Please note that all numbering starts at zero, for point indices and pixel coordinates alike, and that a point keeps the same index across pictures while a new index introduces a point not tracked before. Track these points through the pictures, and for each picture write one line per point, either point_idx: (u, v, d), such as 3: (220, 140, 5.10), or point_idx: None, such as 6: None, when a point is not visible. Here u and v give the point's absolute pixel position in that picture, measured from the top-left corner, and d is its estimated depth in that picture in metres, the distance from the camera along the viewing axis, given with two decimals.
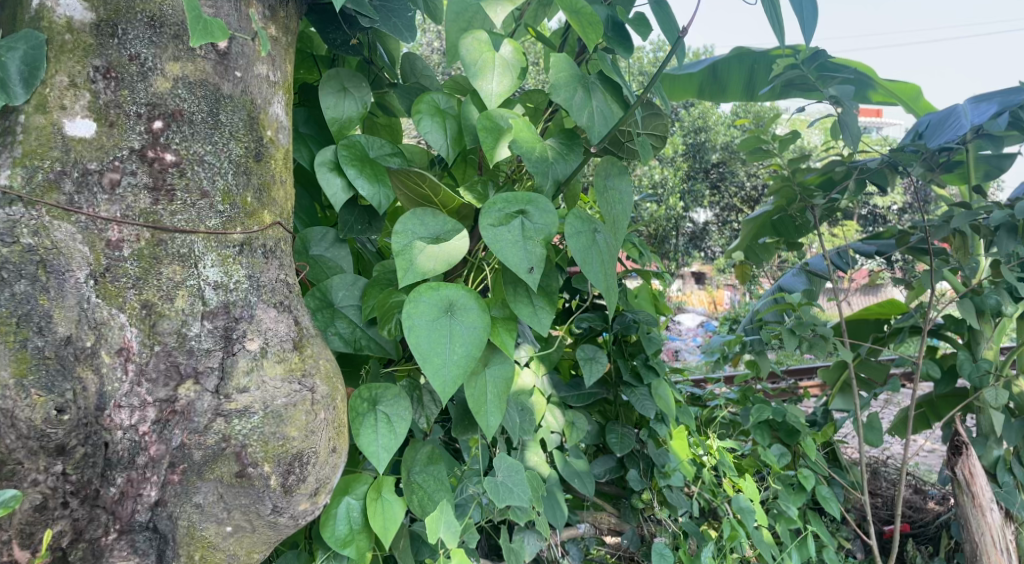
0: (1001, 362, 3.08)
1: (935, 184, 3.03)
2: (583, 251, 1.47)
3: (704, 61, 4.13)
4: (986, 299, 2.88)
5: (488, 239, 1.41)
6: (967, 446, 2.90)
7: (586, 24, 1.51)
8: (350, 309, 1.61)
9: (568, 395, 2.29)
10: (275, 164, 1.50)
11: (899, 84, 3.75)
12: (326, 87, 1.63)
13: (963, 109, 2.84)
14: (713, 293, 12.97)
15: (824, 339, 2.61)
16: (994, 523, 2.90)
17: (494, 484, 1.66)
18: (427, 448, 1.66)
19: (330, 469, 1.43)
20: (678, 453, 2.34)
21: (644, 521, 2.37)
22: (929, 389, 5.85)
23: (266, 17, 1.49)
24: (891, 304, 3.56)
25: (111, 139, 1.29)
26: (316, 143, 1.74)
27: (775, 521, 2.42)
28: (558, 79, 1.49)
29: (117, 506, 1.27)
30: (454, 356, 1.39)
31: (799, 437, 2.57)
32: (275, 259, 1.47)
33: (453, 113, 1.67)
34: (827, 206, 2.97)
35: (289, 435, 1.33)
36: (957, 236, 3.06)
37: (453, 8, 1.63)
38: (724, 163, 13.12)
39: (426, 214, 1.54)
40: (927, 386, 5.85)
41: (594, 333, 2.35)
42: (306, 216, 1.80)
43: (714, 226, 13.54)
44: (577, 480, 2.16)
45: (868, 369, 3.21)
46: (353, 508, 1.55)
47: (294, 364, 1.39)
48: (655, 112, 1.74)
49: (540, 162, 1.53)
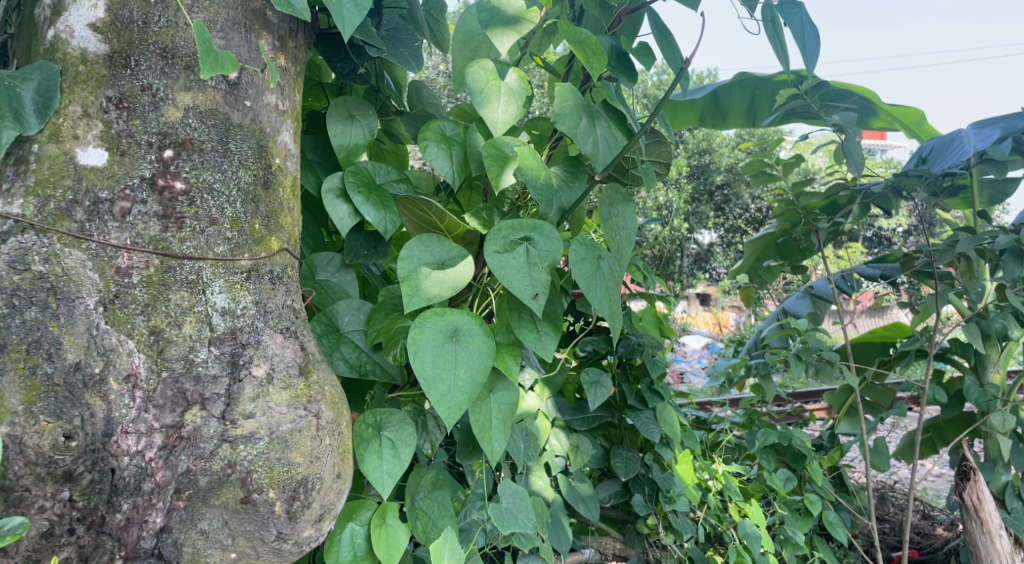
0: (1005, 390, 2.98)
1: (940, 209, 3.02)
2: (587, 277, 1.48)
3: (706, 87, 4.15)
4: (991, 324, 2.90)
5: (493, 265, 1.43)
6: (976, 471, 2.87)
7: (590, 54, 1.51)
8: (356, 333, 1.62)
9: (572, 418, 2.27)
10: (284, 192, 1.52)
11: (901, 108, 3.75)
12: (333, 114, 1.65)
13: (967, 134, 2.85)
14: (719, 315, 12.76)
15: (831, 365, 2.55)
16: (1003, 551, 2.85)
17: (499, 510, 1.64)
18: (431, 473, 1.65)
19: (335, 495, 1.42)
20: (682, 477, 2.34)
21: (649, 547, 2.34)
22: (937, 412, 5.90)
23: (276, 48, 1.51)
24: (897, 328, 3.54)
25: (123, 168, 1.32)
26: (323, 169, 1.75)
27: (781, 547, 2.38)
28: (563, 108, 1.51)
29: (123, 532, 1.27)
30: (459, 382, 1.40)
31: (805, 462, 2.53)
32: (282, 285, 1.48)
33: (460, 140, 1.68)
34: (830, 229, 3.00)
35: (294, 461, 1.34)
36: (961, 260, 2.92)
37: (459, 35, 1.67)
38: (729, 185, 13.27)
39: (431, 239, 1.55)
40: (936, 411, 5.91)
41: (598, 356, 2.36)
42: (313, 241, 1.80)
43: (719, 246, 13.60)
44: (581, 505, 2.13)
45: (873, 393, 3.16)
46: (357, 534, 1.54)
47: (300, 390, 1.39)
48: (658, 139, 1.71)
49: (545, 189, 1.54)
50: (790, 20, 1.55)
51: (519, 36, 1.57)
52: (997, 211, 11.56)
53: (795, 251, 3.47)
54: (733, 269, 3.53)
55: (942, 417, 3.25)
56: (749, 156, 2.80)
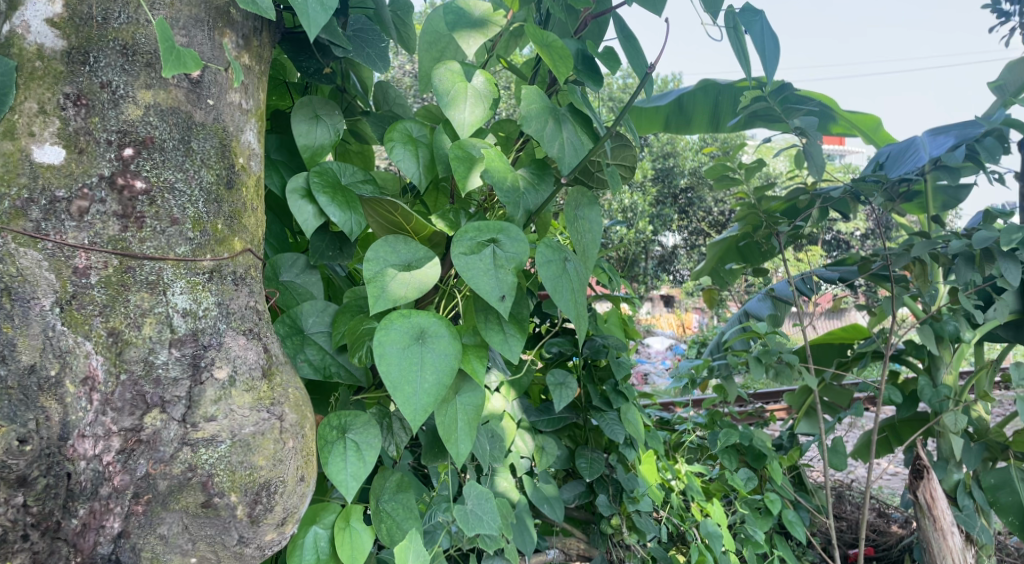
0: (957, 390, 3.08)
1: (896, 213, 3.11)
2: (553, 278, 1.50)
3: (671, 92, 4.19)
4: (945, 326, 2.98)
5: (460, 267, 1.44)
6: (928, 470, 2.95)
7: (556, 57, 1.53)
8: (320, 335, 1.61)
9: (538, 420, 2.30)
10: (247, 192, 1.50)
11: (859, 115, 3.85)
12: (297, 114, 1.63)
13: (922, 141, 2.93)
14: (682, 316, 12.93)
15: (790, 366, 2.61)
16: (955, 547, 2.93)
17: (464, 512, 1.63)
18: (396, 475, 1.65)
19: (297, 499, 1.41)
20: (646, 477, 2.35)
21: (613, 546, 2.35)
22: (889, 413, 6.07)
23: (240, 46, 1.49)
24: (854, 329, 3.62)
25: (81, 166, 1.29)
26: (287, 169, 1.73)
27: (742, 545, 2.42)
28: (530, 111, 1.52)
29: (79, 538, 1.24)
30: (425, 384, 1.40)
31: (766, 461, 2.58)
32: (245, 286, 1.46)
33: (426, 141, 1.68)
34: (792, 233, 3.04)
35: (256, 464, 1.33)
36: (917, 263, 2.96)
37: (426, 34, 1.65)
38: (692, 188, 13.45)
39: (397, 241, 1.56)
40: (888, 412, 6.08)
41: (564, 357, 2.38)
42: (277, 242, 1.79)
43: (682, 248, 13.79)
44: (546, 506, 2.19)
45: (832, 394, 3.24)
46: (321, 537, 1.53)
47: (263, 393, 1.38)
48: (623, 142, 1.74)
49: (512, 191, 1.55)
50: (751, 28, 1.57)
51: (486, 38, 1.60)
52: (949, 216, 11.91)
53: (756, 254, 3.54)
54: (696, 272, 3.57)
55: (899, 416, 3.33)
56: (712, 160, 2.84)
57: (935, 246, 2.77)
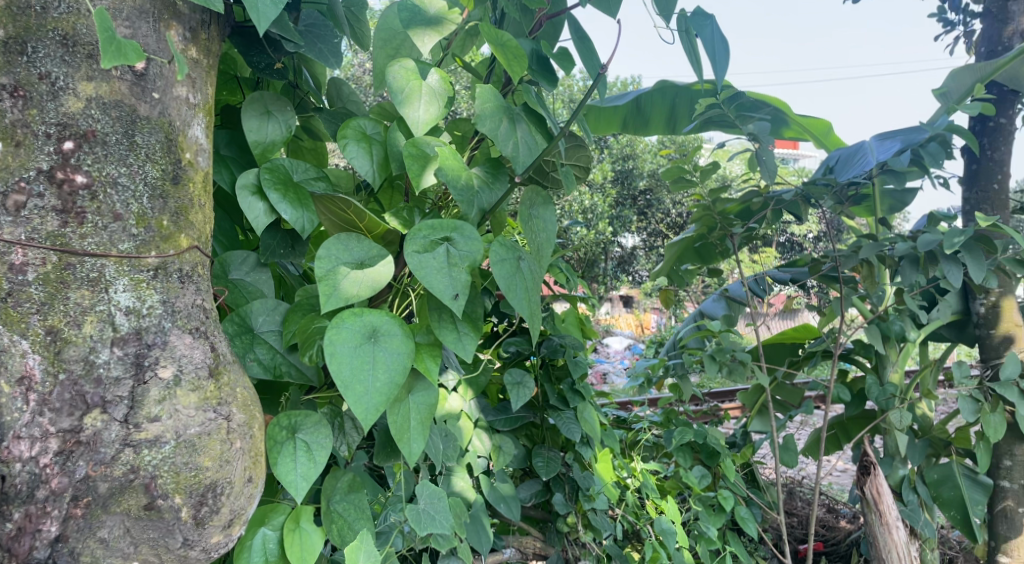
0: (903, 389, 3.16)
1: (845, 216, 3.19)
2: (507, 276, 1.51)
3: (629, 93, 4.22)
4: (892, 326, 3.07)
5: (413, 265, 1.43)
6: (875, 466, 3.04)
7: (511, 56, 1.54)
8: (270, 335, 1.59)
9: (495, 419, 2.30)
10: (194, 187, 1.47)
11: (811, 119, 3.93)
12: (247, 109, 1.61)
13: (870, 146, 3.02)
14: (641, 317, 13.09)
15: (743, 365, 2.63)
16: (901, 542, 2.99)
17: (416, 512, 1.61)
18: (347, 476, 1.64)
19: (245, 500, 1.39)
20: (602, 476, 2.38)
21: (569, 545, 2.36)
22: (837, 411, 6.23)
23: (187, 39, 1.46)
24: (806, 329, 3.71)
25: (17, 159, 1.25)
26: (237, 166, 1.70)
27: (696, 541, 2.44)
28: (485, 109, 1.52)
29: (12, 543, 1.19)
30: (376, 383, 1.39)
31: (719, 458, 2.62)
32: (192, 284, 1.43)
33: (380, 139, 1.67)
34: (745, 235, 3.11)
35: (202, 465, 1.30)
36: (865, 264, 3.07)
37: (380, 32, 1.66)
38: (650, 190, 13.63)
39: (349, 239, 1.54)
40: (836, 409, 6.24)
41: (522, 356, 2.39)
42: (227, 239, 1.75)
43: (641, 249, 13.98)
44: (502, 505, 2.19)
45: (784, 393, 3.31)
46: (269, 539, 1.50)
47: (209, 393, 1.35)
48: (577, 142, 1.76)
49: (466, 190, 1.56)
50: (701, 32, 1.58)
51: (441, 36, 1.59)
52: (896, 219, 12.29)
53: (712, 254, 3.60)
54: (654, 272, 3.60)
55: (848, 416, 3.47)
56: (669, 163, 2.88)
57: (882, 248, 2.86)
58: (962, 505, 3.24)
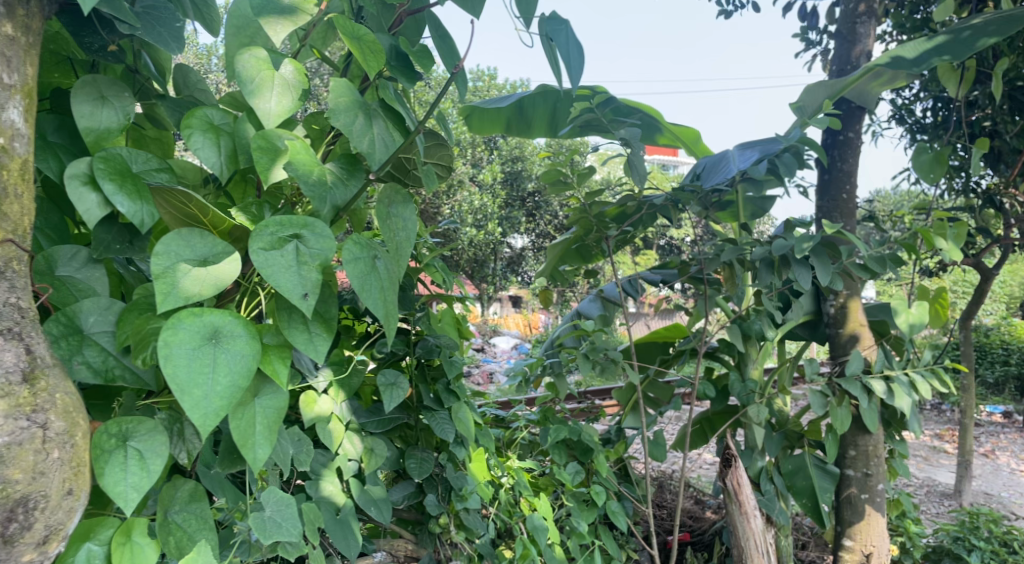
0: (764, 385, 3.35)
1: (713, 222, 3.36)
2: (361, 277, 1.43)
3: (511, 96, 4.28)
4: (751, 325, 3.20)
5: (258, 262, 1.36)
6: (736, 458, 3.21)
7: (367, 51, 1.49)
8: (102, 335, 1.48)
9: (367, 421, 2.26)
10: (9, 175, 1.34)
11: (682, 127, 4.10)
12: (79, 93, 1.49)
13: (733, 154, 3.13)
14: (530, 317, 13.34)
15: (615, 363, 2.72)
16: (757, 529, 3.17)
17: (262, 519, 1.54)
18: (190, 484, 1.55)
19: (63, 514, 1.28)
20: (475, 475, 2.39)
21: (441, 545, 2.35)
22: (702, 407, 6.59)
23: (1, 14, 1.34)
24: (676, 328, 3.82)
25: None
26: (68, 154, 1.57)
27: (568, 537, 2.48)
28: (338, 104, 1.46)
29: None
30: (217, 387, 1.32)
31: (593, 455, 2.69)
32: (4, 281, 1.31)
33: (229, 130, 1.59)
34: (619, 237, 3.23)
35: (10, 478, 1.19)
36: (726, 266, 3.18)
37: (231, 21, 1.58)
38: (538, 193, 13.94)
39: (192, 234, 1.46)
40: (701, 406, 6.60)
41: (397, 357, 2.36)
42: (55, 233, 1.62)
43: (530, 251, 14.76)
44: (372, 508, 2.16)
45: (655, 390, 3.43)
46: (95, 555, 1.38)
47: (21, 399, 1.24)
48: (438, 140, 1.72)
49: (317, 185, 1.48)
50: (555, 37, 1.58)
51: (294, 26, 1.51)
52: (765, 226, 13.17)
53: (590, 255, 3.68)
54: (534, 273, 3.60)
55: (713, 411, 3.60)
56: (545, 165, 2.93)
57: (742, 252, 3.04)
58: (812, 493, 3.46)
